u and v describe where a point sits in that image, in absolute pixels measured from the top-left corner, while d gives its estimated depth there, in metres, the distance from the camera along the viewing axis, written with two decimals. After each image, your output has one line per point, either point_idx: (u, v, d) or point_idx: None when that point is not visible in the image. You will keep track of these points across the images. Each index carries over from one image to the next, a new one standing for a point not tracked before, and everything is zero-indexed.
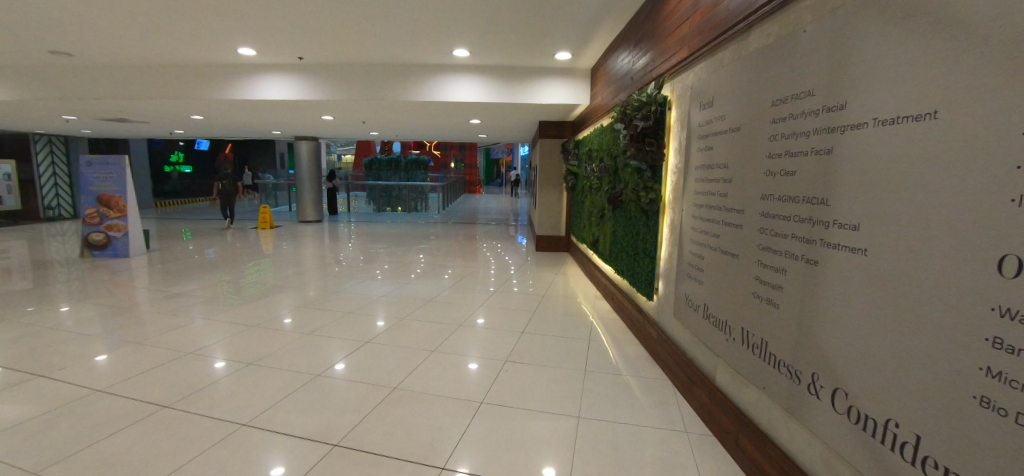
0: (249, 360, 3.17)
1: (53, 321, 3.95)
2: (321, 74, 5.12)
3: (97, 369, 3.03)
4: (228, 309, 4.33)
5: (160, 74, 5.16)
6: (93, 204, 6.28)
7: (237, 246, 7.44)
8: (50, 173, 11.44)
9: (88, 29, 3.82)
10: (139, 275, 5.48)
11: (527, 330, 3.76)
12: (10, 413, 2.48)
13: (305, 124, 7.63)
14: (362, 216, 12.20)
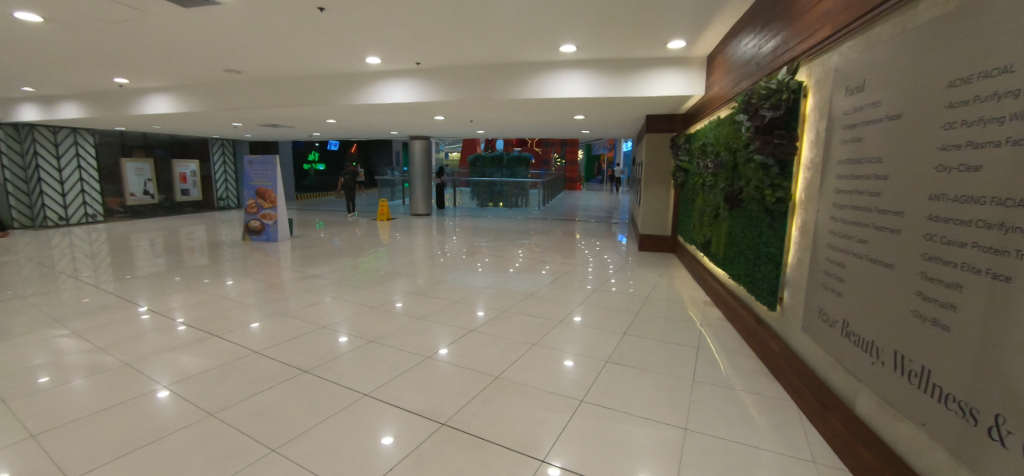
0: (371, 338, 3.53)
1: (225, 292, 4.82)
2: (436, 77, 5.48)
3: (256, 334, 3.62)
4: (353, 291, 4.87)
5: (305, 84, 5.96)
6: (253, 196, 7.49)
7: (359, 235, 8.33)
8: (222, 171, 13.94)
9: (255, 50, 4.55)
10: (284, 258, 6.41)
11: (629, 332, 3.63)
12: (196, 363, 3.08)
13: (419, 124, 8.23)
14: (466, 210, 12.85)
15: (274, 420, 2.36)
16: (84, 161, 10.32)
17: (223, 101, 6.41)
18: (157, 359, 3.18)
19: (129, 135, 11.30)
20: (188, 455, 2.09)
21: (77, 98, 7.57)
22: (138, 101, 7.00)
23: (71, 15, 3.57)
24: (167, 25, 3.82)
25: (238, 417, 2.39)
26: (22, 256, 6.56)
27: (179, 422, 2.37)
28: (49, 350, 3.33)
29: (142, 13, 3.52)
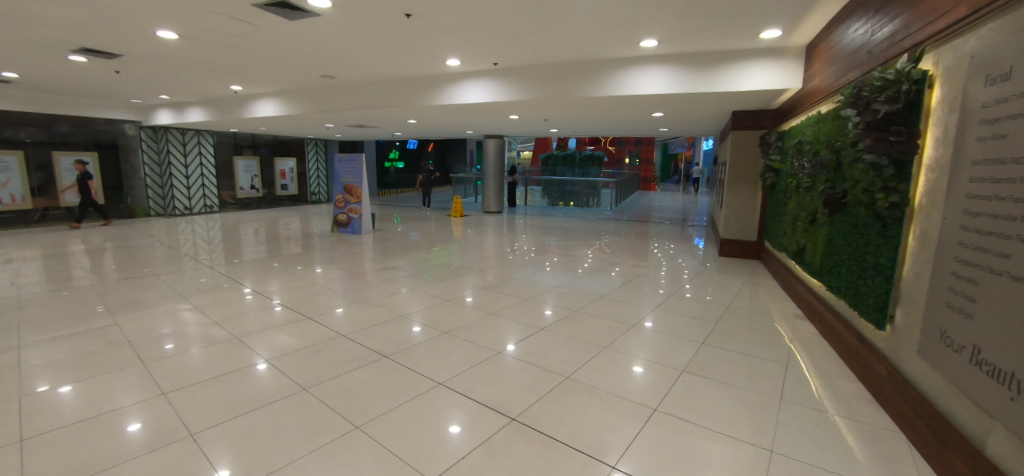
0: (445, 329, 3.67)
1: (316, 279, 5.28)
2: (513, 77, 5.56)
3: (342, 319, 3.93)
4: (429, 284, 5.10)
5: (390, 87, 6.33)
6: (342, 191, 8.11)
7: (434, 231, 8.69)
8: (316, 168, 15.27)
9: (348, 56, 4.93)
10: (367, 249, 6.88)
11: (707, 341, 3.44)
12: (293, 342, 3.42)
13: (494, 124, 8.40)
14: (537, 209, 12.91)
15: (357, 399, 2.55)
16: (205, 159, 11.81)
17: (319, 105, 7.02)
18: (261, 335, 3.57)
19: (240, 135, 12.76)
20: (286, 422, 2.32)
21: (202, 104, 8.70)
22: (250, 106, 7.88)
23: (202, 32, 4.10)
24: (275, 37, 4.25)
25: (327, 393, 2.62)
26: (158, 240, 7.69)
27: (279, 392, 2.65)
28: (177, 321, 3.88)
29: (256, 28, 3.96)
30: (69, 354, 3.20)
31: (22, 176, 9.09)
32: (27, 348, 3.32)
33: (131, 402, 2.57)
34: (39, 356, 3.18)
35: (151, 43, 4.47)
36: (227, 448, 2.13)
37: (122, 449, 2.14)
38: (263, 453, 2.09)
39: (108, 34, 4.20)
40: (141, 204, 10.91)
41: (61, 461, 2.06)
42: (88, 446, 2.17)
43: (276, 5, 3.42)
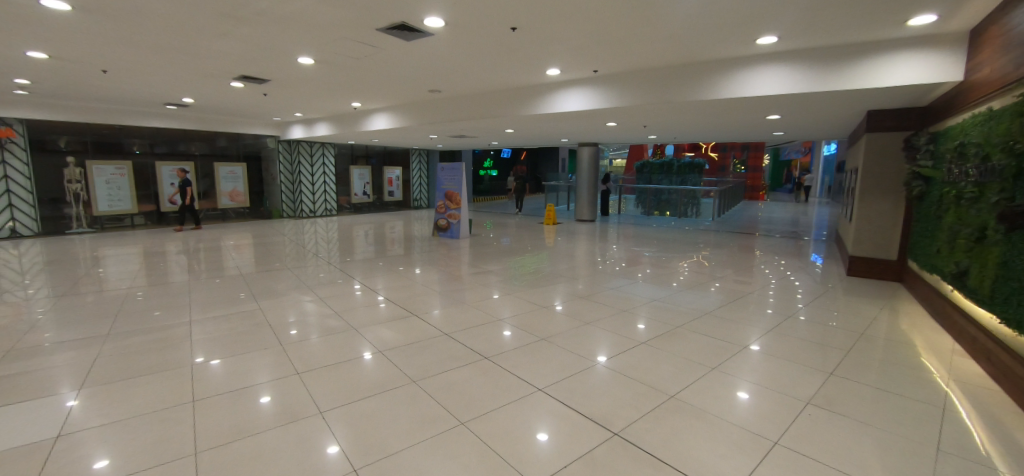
0: (540, 336, 3.69)
1: (418, 279, 5.66)
2: (613, 83, 5.50)
3: (442, 318, 4.16)
4: (521, 290, 5.18)
5: (491, 98, 6.61)
6: (442, 198, 8.62)
7: (526, 238, 8.83)
8: (418, 176, 16.43)
9: (454, 71, 5.24)
10: (463, 253, 7.21)
11: (835, 371, 3.04)
12: (401, 337, 3.69)
13: (590, 131, 8.34)
14: (630, 218, 12.51)
15: (460, 396, 2.67)
16: (328, 168, 13.36)
17: (426, 117, 7.55)
18: (372, 328, 3.92)
19: (356, 147, 14.22)
20: (398, 411, 2.51)
21: (327, 119, 9.86)
22: (367, 120, 8.75)
23: (334, 56, 4.65)
24: (392, 57, 4.66)
25: (433, 388, 2.78)
26: (289, 237, 8.86)
27: (391, 382, 2.88)
28: (303, 310, 4.40)
29: (378, 49, 4.39)
30: (224, 332, 3.80)
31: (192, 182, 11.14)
32: (194, 324, 4.00)
33: (272, 377, 2.98)
34: (202, 332, 3.82)
35: (292, 68, 5.17)
36: (349, 429, 2.35)
37: (265, 418, 2.48)
38: (380, 437, 2.27)
39: (262, 62, 4.94)
40: (277, 207, 12.67)
41: (220, 421, 2.45)
42: (239, 412, 2.55)
43: (396, 28, 3.76)
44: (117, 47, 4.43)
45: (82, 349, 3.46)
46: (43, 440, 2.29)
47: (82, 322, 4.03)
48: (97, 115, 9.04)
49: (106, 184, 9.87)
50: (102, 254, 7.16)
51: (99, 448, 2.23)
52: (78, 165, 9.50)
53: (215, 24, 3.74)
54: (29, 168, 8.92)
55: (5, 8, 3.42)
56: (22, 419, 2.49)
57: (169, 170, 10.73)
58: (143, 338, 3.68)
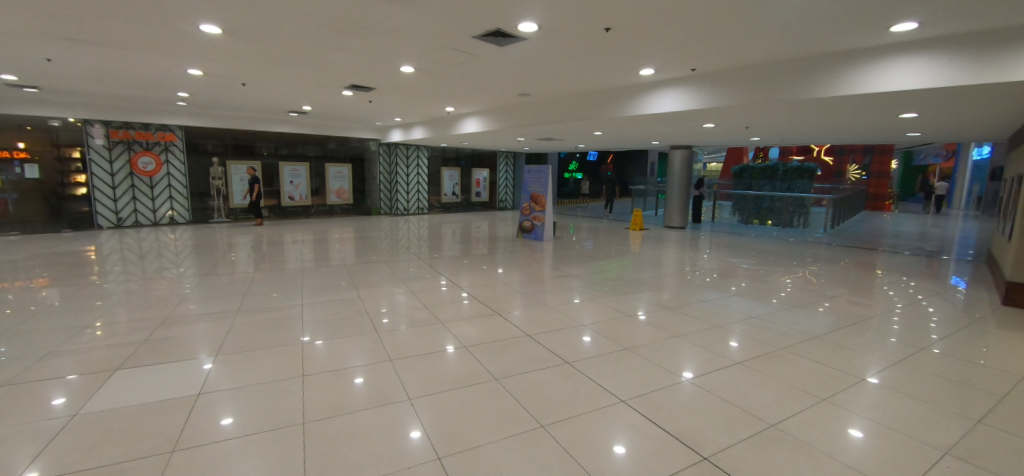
0: (625, 345, 3.57)
1: (500, 278, 5.79)
2: (713, 82, 5.15)
3: (524, 319, 4.20)
4: (604, 296, 5.06)
5: (580, 100, 6.56)
6: (528, 200, 8.73)
7: (610, 242, 8.61)
8: (504, 178, 16.82)
9: (543, 74, 5.28)
10: (546, 255, 7.24)
11: (985, 420, 2.53)
12: (483, 334, 3.79)
13: (684, 133, 7.90)
14: (725, 226, 11.63)
15: (541, 398, 2.67)
16: (421, 169, 14.26)
17: (515, 120, 7.71)
18: (457, 323, 4.08)
19: (448, 149, 14.96)
20: (480, 406, 2.59)
21: (423, 123, 10.51)
22: (459, 124, 9.18)
23: (433, 64, 4.94)
24: (485, 63, 4.82)
25: (514, 387, 2.82)
26: (385, 233, 9.59)
27: (475, 377, 2.97)
28: (395, 302, 4.72)
29: (473, 56, 4.58)
30: (328, 316, 4.23)
31: (307, 180, 12.55)
32: (304, 306, 4.50)
33: (366, 361, 3.23)
34: (310, 314, 4.27)
35: (395, 76, 5.58)
36: (435, 418, 2.47)
37: (360, 398, 2.70)
38: (464, 430, 2.35)
39: (369, 72, 5.41)
40: (376, 205, 13.77)
41: (323, 397, 2.72)
42: (337, 390, 2.80)
43: (491, 34, 3.89)
44: (255, 64, 5.14)
45: (217, 321, 4.06)
46: (186, 397, 2.72)
47: (219, 298, 4.73)
48: (236, 122, 10.58)
49: (241, 180, 11.49)
50: (235, 241, 8.34)
51: (227, 408, 2.59)
52: (221, 164, 11.16)
53: (332, 39, 4.17)
54: (184, 166, 10.68)
55: (176, 34, 4.12)
56: (171, 377, 2.99)
57: (289, 169, 12.20)
58: (264, 316, 4.22)
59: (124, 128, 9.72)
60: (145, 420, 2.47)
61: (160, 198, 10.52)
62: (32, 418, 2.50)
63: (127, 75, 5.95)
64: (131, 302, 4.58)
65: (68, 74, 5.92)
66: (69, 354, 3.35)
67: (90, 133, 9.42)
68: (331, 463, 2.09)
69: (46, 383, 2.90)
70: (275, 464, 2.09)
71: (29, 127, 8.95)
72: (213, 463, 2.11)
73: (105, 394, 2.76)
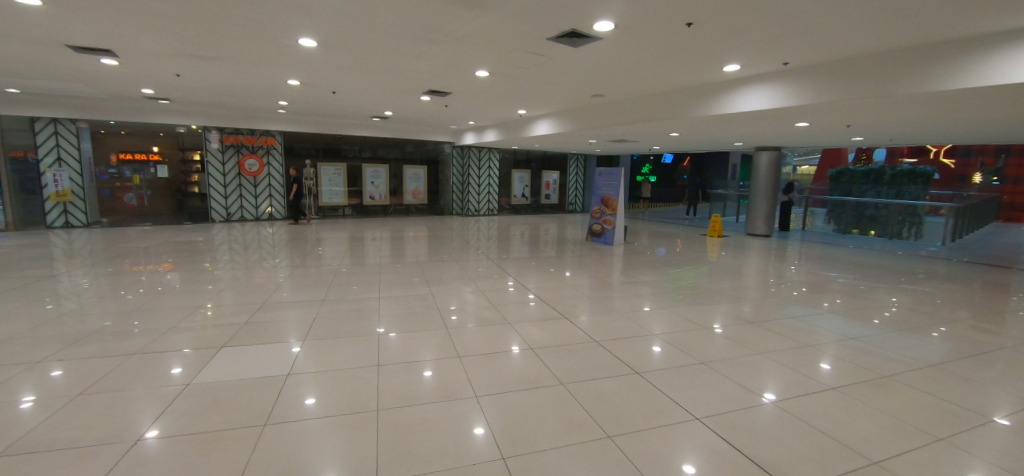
0: (700, 359, 3.35)
1: (568, 281, 5.71)
2: (808, 76, 4.69)
3: (592, 324, 4.10)
4: (678, 305, 4.80)
5: (657, 100, 6.31)
6: (599, 203, 8.58)
7: (684, 249, 8.17)
8: (574, 180, 16.66)
9: (618, 74, 5.15)
10: (615, 260, 7.03)
11: None
12: (549, 337, 3.76)
13: (773, 133, 7.29)
14: (819, 236, 10.58)
15: (610, 408, 2.59)
16: (492, 171, 14.57)
17: (588, 121, 7.60)
18: (524, 324, 4.08)
19: (519, 152, 15.12)
20: (546, 410, 2.56)
21: (496, 126, 10.73)
22: (530, 126, 9.23)
23: (506, 68, 5.01)
24: (558, 64, 4.80)
25: (581, 393, 2.76)
26: (457, 233, 9.89)
27: (541, 380, 2.95)
28: (464, 300, 4.84)
29: (548, 58, 4.57)
30: (402, 309, 4.45)
31: (387, 181, 13.34)
32: (381, 300, 4.76)
33: (436, 356, 3.33)
34: (386, 307, 4.51)
35: (471, 81, 5.74)
36: (499, 417, 2.48)
37: (429, 391, 2.80)
38: (528, 432, 2.34)
39: (446, 77, 5.61)
40: (448, 205, 14.31)
41: (395, 387, 2.85)
42: (408, 382, 2.92)
43: (566, 35, 3.86)
44: (345, 73, 5.56)
45: (305, 309, 4.43)
46: (277, 376, 2.99)
47: (308, 288, 5.17)
48: (326, 127, 11.52)
49: (329, 180, 12.54)
50: (322, 236, 9.07)
51: (311, 390, 2.80)
52: (313, 166, 12.23)
53: (412, 47, 4.38)
54: (282, 168, 11.84)
55: (280, 49, 4.57)
56: (266, 357, 3.30)
57: (371, 171, 13.04)
58: (345, 307, 4.53)
59: (235, 133, 10.99)
60: (244, 393, 2.75)
61: (262, 196, 11.71)
62: (156, 384, 2.89)
63: (239, 87, 6.70)
64: (236, 288, 5.15)
65: (193, 87, 6.80)
66: (186, 330, 3.84)
67: (208, 139, 10.77)
68: (401, 451, 2.18)
69: (168, 354, 3.34)
70: (351, 446, 2.22)
71: (161, 133, 10.51)
72: (298, 439, 2.29)
73: (212, 368, 3.12)
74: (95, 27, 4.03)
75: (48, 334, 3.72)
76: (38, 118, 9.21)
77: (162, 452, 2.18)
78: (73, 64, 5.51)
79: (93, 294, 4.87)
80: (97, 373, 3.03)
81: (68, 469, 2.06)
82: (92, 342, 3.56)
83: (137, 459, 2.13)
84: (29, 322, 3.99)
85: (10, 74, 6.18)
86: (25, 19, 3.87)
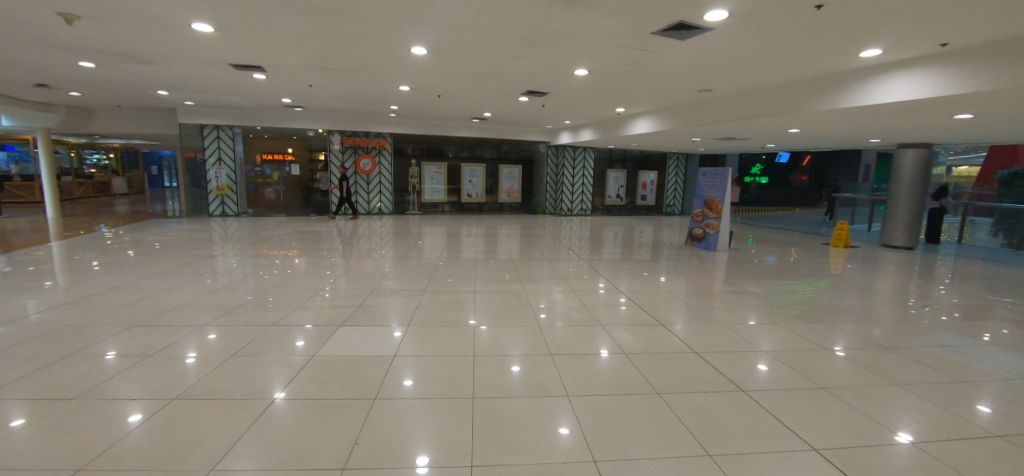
0: (818, 383, 2.97)
1: (663, 287, 5.43)
2: (973, 59, 3.91)
3: (690, 334, 3.85)
4: (790, 321, 4.31)
5: (774, 94, 5.75)
6: (701, 206, 8.06)
7: (800, 259, 7.30)
8: (673, 181, 15.84)
9: (728, 66, 4.78)
10: (716, 268, 6.53)
11: None
12: (641, 343, 3.60)
13: (922, 128, 6.20)
14: (980, 251, 8.80)
15: (711, 425, 2.40)
16: (587, 171, 14.39)
17: (692, 118, 7.16)
18: (615, 328, 3.98)
19: (615, 151, 14.72)
20: (639, 419, 2.46)
21: (592, 125, 10.58)
22: (628, 125, 8.96)
23: (605, 65, 4.91)
24: (661, 59, 4.60)
25: (678, 405, 2.61)
26: (549, 232, 9.93)
27: (635, 387, 2.84)
28: (554, 299, 4.85)
29: (650, 53, 4.39)
30: (497, 304, 4.59)
31: (483, 180, 13.87)
32: (476, 293, 4.97)
33: (525, 352, 3.39)
34: (480, 301, 4.70)
35: (568, 80, 5.74)
36: (588, 420, 2.44)
37: (518, 385, 2.85)
38: (619, 439, 2.27)
39: (544, 78, 5.68)
40: (541, 204, 14.47)
41: (486, 378, 2.95)
42: (498, 375, 3.00)
43: (673, 28, 3.68)
44: (449, 77, 5.89)
45: (407, 297, 4.79)
46: (383, 357, 3.27)
47: (411, 278, 5.58)
48: (430, 129, 12.32)
49: (431, 179, 13.40)
50: (423, 231, 9.71)
51: (410, 372, 3.01)
52: (417, 165, 13.18)
53: (513, 50, 4.51)
54: (391, 167, 12.91)
55: (395, 58, 5.01)
56: (373, 338, 3.63)
57: (469, 170, 13.66)
58: (443, 297, 4.81)
59: (353, 136, 12.24)
60: (358, 369, 3.06)
61: (373, 192, 12.90)
62: (287, 352, 3.35)
63: (358, 94, 7.45)
64: (351, 274, 5.75)
65: (322, 95, 7.73)
66: (310, 308, 4.38)
67: (331, 141, 12.13)
68: (493, 441, 2.25)
69: (294, 328, 3.83)
70: (447, 429, 2.35)
71: (294, 137, 12.04)
72: (399, 416, 2.48)
73: (331, 343, 3.51)
74: (250, 47, 4.75)
75: (209, 304, 4.50)
76: (206, 125, 11.07)
77: (290, 411, 2.53)
78: (232, 79, 6.55)
79: (241, 272, 5.78)
80: (243, 339, 3.59)
81: (223, 416, 2.47)
82: (240, 312, 4.23)
83: (272, 415, 2.49)
84: (196, 293, 4.85)
85: (188, 90, 7.54)
86: (201, 44, 4.68)
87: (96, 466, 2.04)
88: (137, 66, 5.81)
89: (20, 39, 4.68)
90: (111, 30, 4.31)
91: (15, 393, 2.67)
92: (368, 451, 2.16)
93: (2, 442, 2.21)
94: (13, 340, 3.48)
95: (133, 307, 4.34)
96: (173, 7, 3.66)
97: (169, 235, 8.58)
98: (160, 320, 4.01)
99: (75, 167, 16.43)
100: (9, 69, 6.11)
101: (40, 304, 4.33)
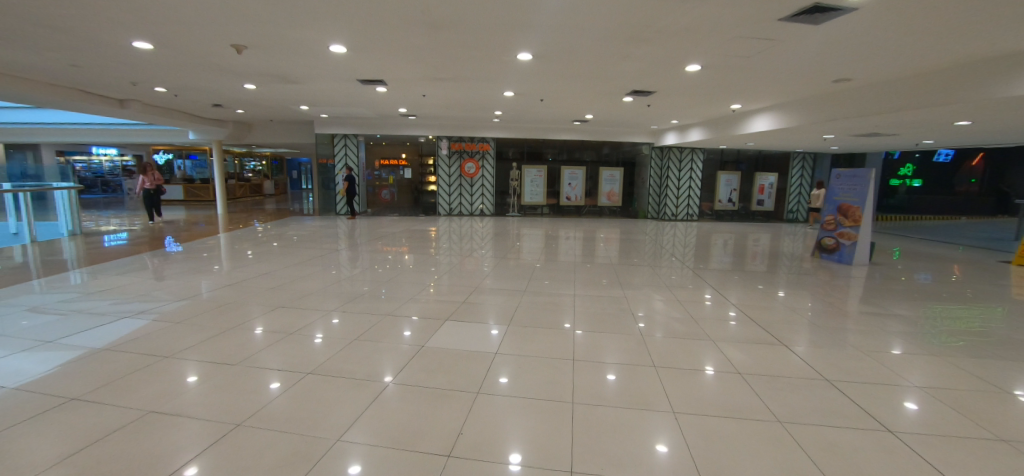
0: (994, 433, 2.43)
1: (783, 302, 4.87)
2: None
3: (817, 359, 3.39)
4: (953, 353, 3.58)
5: (936, 80, 4.84)
6: (834, 212, 7.13)
7: (967, 280, 6.04)
8: (798, 184, 14.16)
9: (875, 50, 4.14)
10: (851, 284, 5.67)
11: None
12: (755, 364, 3.27)
13: None
14: None
15: (847, 467, 2.09)
16: (694, 173, 13.50)
17: (824, 113, 6.32)
18: (726, 344, 3.66)
19: (727, 151, 13.58)
20: (753, 447, 2.24)
21: (702, 124, 9.90)
22: (745, 122, 8.21)
23: (722, 58, 4.56)
24: (790, 48, 4.15)
25: (805, 438, 2.33)
26: (650, 237, 9.51)
27: (749, 412, 2.58)
28: (655, 307, 4.63)
29: (774, 42, 3.99)
30: (597, 309, 4.52)
31: (583, 182, 13.76)
32: (574, 297, 4.94)
33: (623, 361, 3.28)
34: (579, 305, 4.67)
35: (678, 77, 5.44)
36: (695, 441, 2.28)
37: (616, 394, 2.77)
38: (731, 467, 2.08)
39: (651, 76, 5.46)
40: (643, 209, 13.91)
41: (584, 384, 2.90)
42: (594, 382, 2.94)
43: (805, 12, 3.30)
44: (552, 80, 5.95)
45: (507, 297, 4.94)
46: (485, 353, 3.40)
47: (510, 278, 5.74)
48: (531, 132, 12.61)
49: (531, 181, 13.65)
50: (522, 233, 9.94)
51: (508, 371, 3.09)
52: (518, 168, 13.55)
53: (620, 49, 4.42)
54: (494, 170, 13.44)
55: (501, 65, 5.20)
56: (474, 335, 3.80)
57: (569, 172, 13.65)
58: (542, 299, 4.86)
59: (459, 141, 12.97)
60: (461, 362, 3.23)
61: (476, 194, 13.57)
62: (397, 341, 3.65)
63: (465, 101, 7.88)
64: (454, 272, 6.09)
65: (433, 104, 8.30)
66: (419, 301, 4.73)
67: (440, 146, 12.99)
68: (592, 447, 2.23)
69: (404, 320, 4.16)
70: (546, 430, 2.38)
71: (408, 142, 13.10)
72: (497, 411, 2.57)
73: (437, 336, 3.75)
74: (377, 63, 5.29)
75: (335, 292, 5.10)
76: (337, 135, 12.58)
77: (399, 395, 2.75)
78: (358, 93, 7.34)
79: (360, 265, 6.45)
80: (361, 325, 4.00)
81: (346, 393, 2.78)
82: (360, 301, 4.73)
83: (385, 398, 2.72)
84: (325, 281, 5.53)
85: (324, 104, 8.64)
86: (337, 63, 5.33)
87: (250, 423, 2.43)
88: (287, 85, 6.81)
89: (206, 67, 5.75)
90: (270, 56, 5.09)
91: (195, 355, 3.31)
92: (471, 443, 2.26)
93: (186, 393, 2.75)
94: (191, 311, 4.30)
95: (277, 291, 5.09)
96: (319, 34, 4.24)
97: (306, 230, 9.92)
98: (298, 303, 4.64)
99: (238, 173, 19.78)
100: (197, 92, 7.55)
101: (211, 284, 5.30)
